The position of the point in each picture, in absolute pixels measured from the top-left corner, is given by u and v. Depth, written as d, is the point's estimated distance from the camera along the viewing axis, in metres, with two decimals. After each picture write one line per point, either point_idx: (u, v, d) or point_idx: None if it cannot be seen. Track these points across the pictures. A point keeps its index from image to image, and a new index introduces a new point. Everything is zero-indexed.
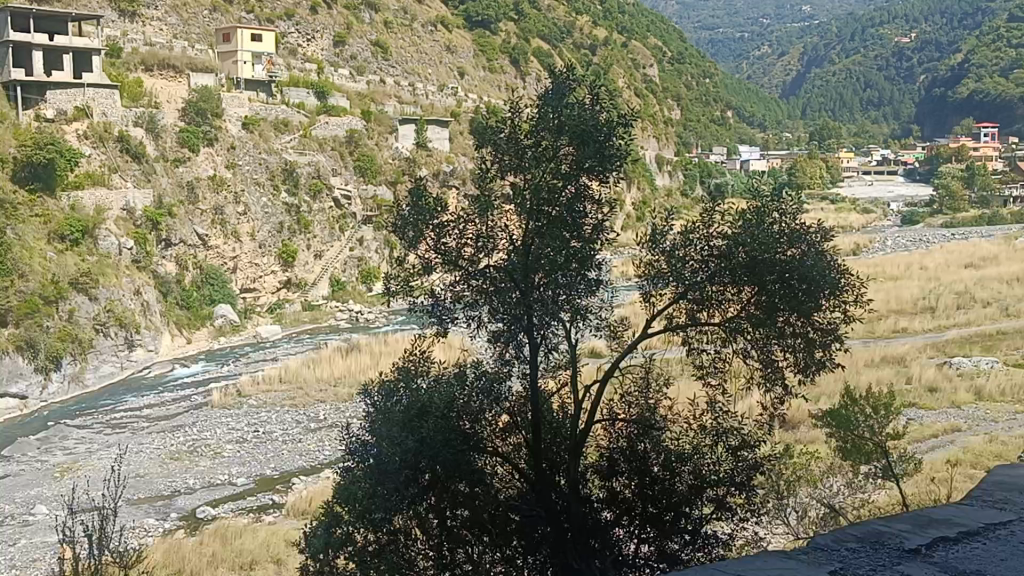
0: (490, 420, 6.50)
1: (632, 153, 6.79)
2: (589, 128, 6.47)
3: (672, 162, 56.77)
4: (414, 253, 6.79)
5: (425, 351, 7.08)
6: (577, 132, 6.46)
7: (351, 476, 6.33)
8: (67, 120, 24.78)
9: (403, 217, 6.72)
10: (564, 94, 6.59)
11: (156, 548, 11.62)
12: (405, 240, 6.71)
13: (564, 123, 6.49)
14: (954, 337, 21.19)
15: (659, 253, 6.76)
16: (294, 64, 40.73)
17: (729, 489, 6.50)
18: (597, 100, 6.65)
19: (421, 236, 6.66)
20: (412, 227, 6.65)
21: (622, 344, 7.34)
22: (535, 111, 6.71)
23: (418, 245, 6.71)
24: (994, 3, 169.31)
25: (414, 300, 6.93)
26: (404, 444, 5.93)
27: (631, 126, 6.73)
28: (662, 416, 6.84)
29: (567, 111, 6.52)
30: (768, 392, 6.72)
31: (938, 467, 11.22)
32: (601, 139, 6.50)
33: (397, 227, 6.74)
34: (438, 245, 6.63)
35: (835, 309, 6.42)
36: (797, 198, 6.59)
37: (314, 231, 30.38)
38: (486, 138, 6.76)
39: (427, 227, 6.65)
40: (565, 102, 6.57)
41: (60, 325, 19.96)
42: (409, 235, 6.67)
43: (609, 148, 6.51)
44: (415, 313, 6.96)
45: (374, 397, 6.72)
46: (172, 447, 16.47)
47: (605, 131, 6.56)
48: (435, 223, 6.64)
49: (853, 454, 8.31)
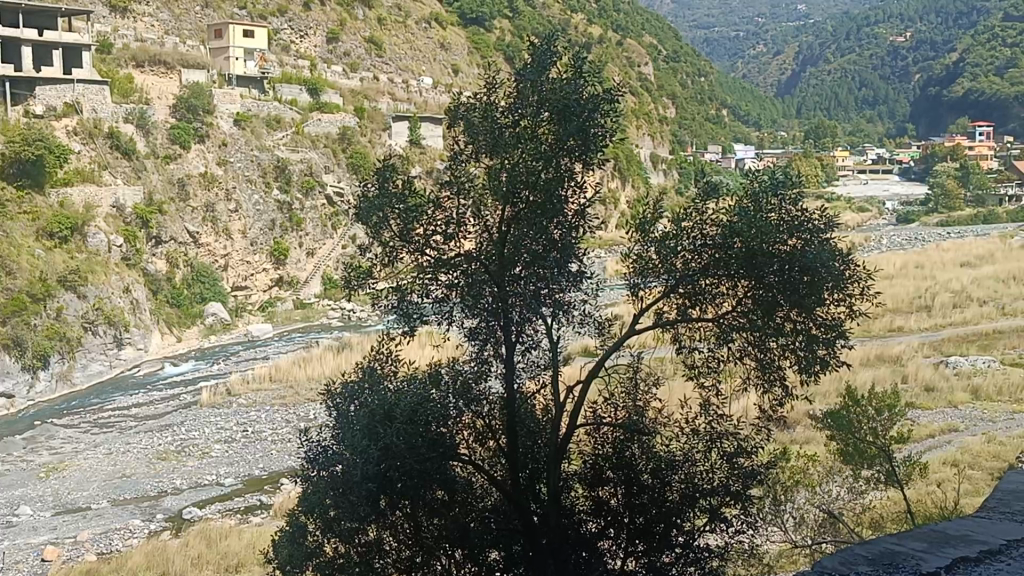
0: (464, 425, 6.11)
1: (618, 134, 6.35)
2: (571, 103, 6.06)
3: (666, 161, 56.32)
4: (380, 244, 6.37)
5: (390, 349, 6.67)
6: (560, 106, 6.06)
7: (313, 484, 5.92)
8: (56, 117, 24.36)
9: (367, 199, 6.29)
10: (544, 69, 6.21)
11: (141, 549, 11.23)
12: (370, 226, 6.25)
13: (545, 98, 6.11)
14: (951, 337, 20.83)
15: (649, 245, 6.39)
16: (287, 61, 40.19)
17: (725, 499, 6.04)
18: (580, 74, 6.21)
19: (388, 224, 6.23)
20: (379, 213, 6.20)
21: (610, 342, 6.92)
22: (512, 88, 6.32)
23: (384, 234, 6.30)
24: (989, 4, 169.01)
25: (380, 298, 6.53)
26: (368, 454, 5.51)
27: (618, 103, 6.31)
28: (651, 419, 6.43)
29: (550, 88, 6.14)
30: (766, 393, 6.29)
31: (941, 469, 10.85)
32: (585, 117, 6.10)
33: (362, 212, 6.32)
34: (405, 235, 6.25)
35: (840, 304, 5.99)
36: (793, 185, 6.18)
37: (306, 229, 29.86)
38: (458, 116, 6.42)
39: (391, 210, 6.21)
40: (547, 78, 6.20)
41: (47, 322, 19.47)
42: (377, 222, 6.23)
43: (594, 127, 6.11)
44: (384, 312, 6.56)
45: (338, 400, 6.30)
46: (160, 447, 16.03)
47: (589, 108, 6.13)
48: (403, 210, 6.20)
49: (854, 458, 7.87)
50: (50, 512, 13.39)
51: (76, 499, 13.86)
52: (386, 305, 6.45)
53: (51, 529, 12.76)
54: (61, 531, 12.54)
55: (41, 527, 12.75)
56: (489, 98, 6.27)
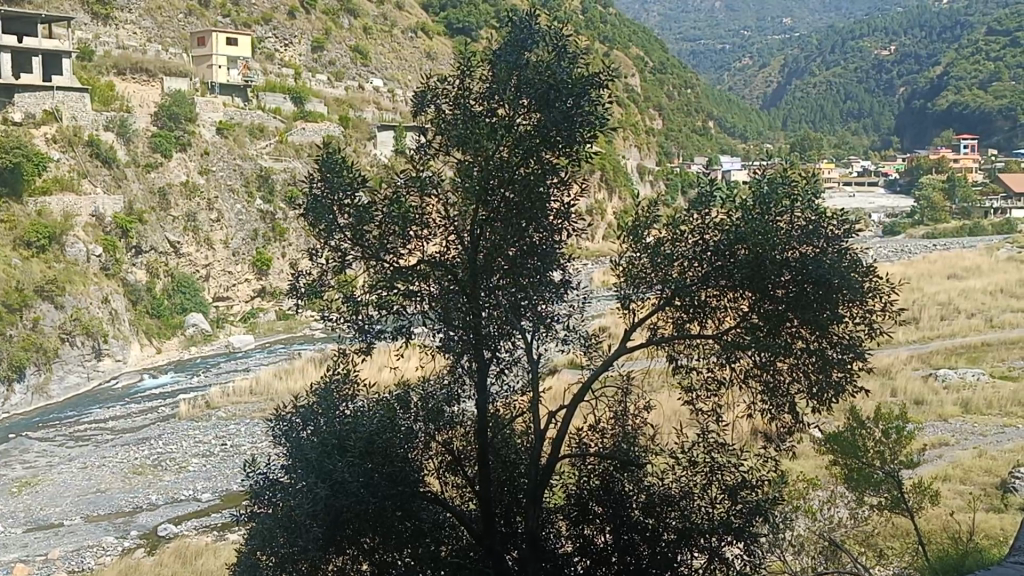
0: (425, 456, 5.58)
1: (607, 120, 5.82)
2: (554, 84, 5.56)
3: (653, 171, 55.67)
4: (330, 248, 5.85)
5: (346, 367, 6.13)
6: (541, 91, 5.57)
7: (262, 515, 5.36)
8: (36, 124, 23.46)
9: (314, 194, 5.81)
10: (524, 50, 5.71)
11: (109, 569, 10.52)
12: (319, 226, 5.77)
13: (523, 80, 5.60)
14: (940, 348, 20.32)
15: (641, 252, 5.91)
16: (271, 69, 39.56)
17: (725, 538, 5.45)
18: (563, 53, 5.71)
19: (337, 224, 5.75)
20: (326, 211, 5.73)
21: (596, 360, 6.37)
22: (488, 72, 5.82)
23: (332, 234, 5.79)
24: (972, 18, 169.95)
25: (331, 313, 5.98)
26: (314, 493, 4.97)
27: (608, 85, 5.79)
28: (640, 447, 5.91)
29: (532, 68, 5.63)
30: (775, 421, 5.70)
31: (932, 483, 10.30)
32: (569, 100, 5.59)
33: (310, 212, 5.79)
34: (360, 238, 5.73)
35: (859, 320, 5.44)
36: (805, 185, 5.63)
37: (289, 238, 29.17)
38: (427, 102, 5.93)
39: (339, 206, 5.80)
40: (527, 58, 5.71)
41: (23, 333, 18.75)
42: (325, 221, 5.75)
43: (580, 113, 5.61)
44: (332, 326, 6.02)
45: (289, 423, 5.75)
46: (137, 461, 15.36)
47: (577, 88, 5.61)
48: (356, 210, 5.75)
49: (860, 484, 7.20)
50: (21, 528, 12.73)
51: (48, 515, 13.19)
52: (336, 321, 5.90)
53: (21, 546, 12.07)
54: (34, 549, 11.85)
55: (11, 545, 12.08)
56: (464, 80, 5.83)
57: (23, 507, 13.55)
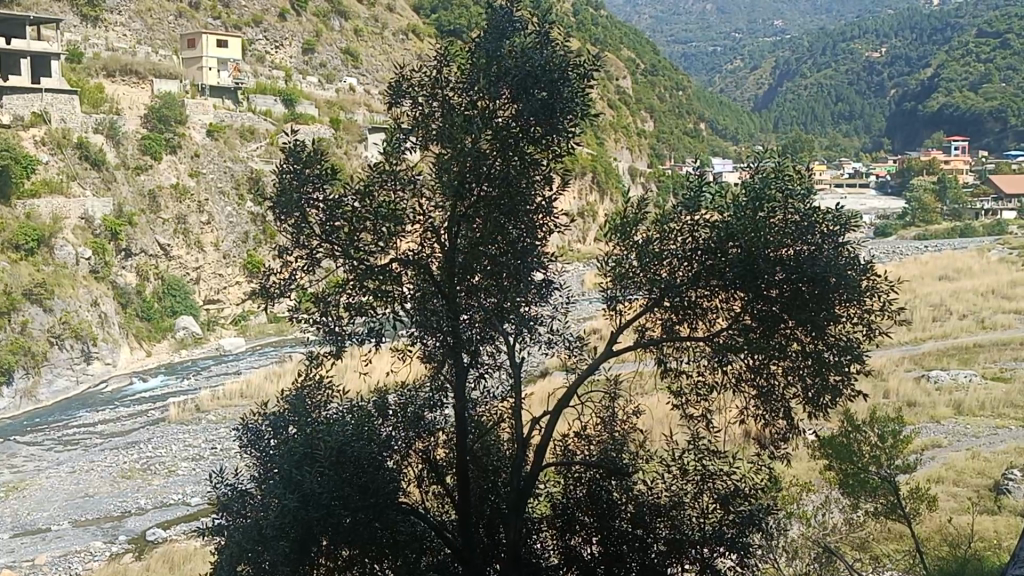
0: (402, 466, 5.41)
1: (590, 111, 5.67)
2: (534, 70, 5.42)
3: (644, 174, 55.52)
4: (300, 247, 5.66)
5: (318, 372, 5.94)
6: (523, 78, 5.42)
7: (232, 528, 5.16)
8: (24, 126, 23.17)
9: (282, 187, 5.61)
10: (505, 37, 5.61)
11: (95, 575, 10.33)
12: (288, 220, 5.57)
13: (503, 70, 5.45)
14: (931, 350, 20.17)
15: (629, 251, 5.76)
16: (262, 71, 39.41)
17: (716, 549, 5.32)
18: (544, 41, 5.59)
19: (308, 223, 5.56)
20: (296, 206, 5.54)
21: (581, 363, 6.22)
22: (466, 59, 5.70)
23: (303, 232, 5.60)
24: (962, 20, 170.15)
25: (302, 314, 5.77)
26: (284, 506, 4.79)
27: (592, 76, 5.65)
28: (628, 453, 5.76)
29: (509, 56, 5.49)
30: (766, 426, 5.55)
31: (924, 485, 10.14)
32: (552, 89, 5.48)
33: (279, 207, 5.59)
34: (331, 236, 5.54)
35: (854, 322, 5.29)
36: (795, 184, 5.50)
37: (279, 240, 28.97)
38: (402, 93, 5.79)
39: (309, 199, 5.59)
40: (507, 45, 5.59)
41: (11, 336, 18.54)
42: (294, 217, 5.55)
43: (563, 103, 5.48)
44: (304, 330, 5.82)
45: (258, 430, 5.56)
46: (126, 465, 15.18)
47: (558, 75, 5.48)
48: (327, 207, 5.56)
49: (855, 488, 7.00)
50: (8, 534, 12.53)
51: (36, 520, 13.01)
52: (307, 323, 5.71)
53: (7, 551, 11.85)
54: (20, 555, 11.63)
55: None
56: (440, 70, 5.71)
57: (10, 512, 13.34)
